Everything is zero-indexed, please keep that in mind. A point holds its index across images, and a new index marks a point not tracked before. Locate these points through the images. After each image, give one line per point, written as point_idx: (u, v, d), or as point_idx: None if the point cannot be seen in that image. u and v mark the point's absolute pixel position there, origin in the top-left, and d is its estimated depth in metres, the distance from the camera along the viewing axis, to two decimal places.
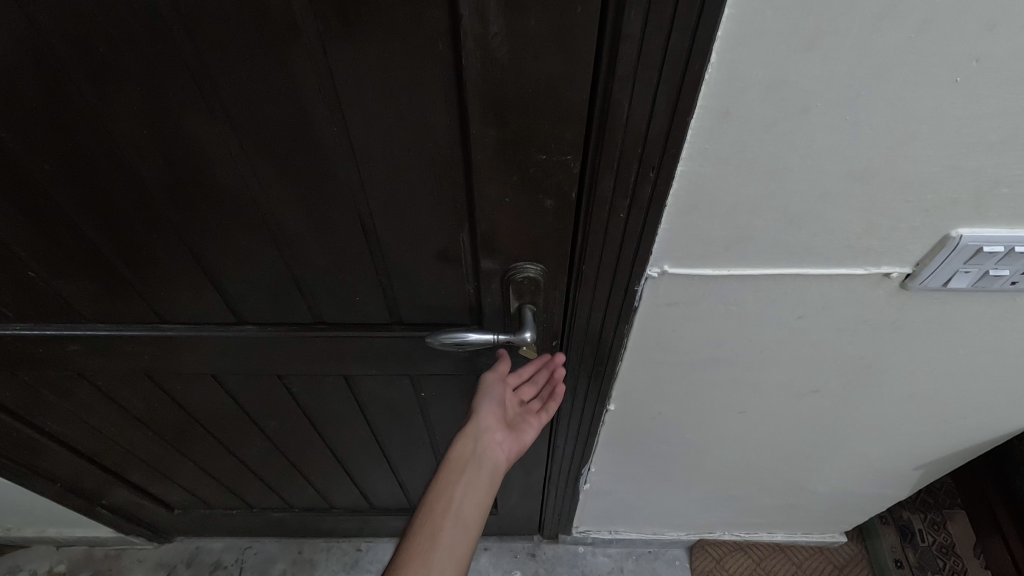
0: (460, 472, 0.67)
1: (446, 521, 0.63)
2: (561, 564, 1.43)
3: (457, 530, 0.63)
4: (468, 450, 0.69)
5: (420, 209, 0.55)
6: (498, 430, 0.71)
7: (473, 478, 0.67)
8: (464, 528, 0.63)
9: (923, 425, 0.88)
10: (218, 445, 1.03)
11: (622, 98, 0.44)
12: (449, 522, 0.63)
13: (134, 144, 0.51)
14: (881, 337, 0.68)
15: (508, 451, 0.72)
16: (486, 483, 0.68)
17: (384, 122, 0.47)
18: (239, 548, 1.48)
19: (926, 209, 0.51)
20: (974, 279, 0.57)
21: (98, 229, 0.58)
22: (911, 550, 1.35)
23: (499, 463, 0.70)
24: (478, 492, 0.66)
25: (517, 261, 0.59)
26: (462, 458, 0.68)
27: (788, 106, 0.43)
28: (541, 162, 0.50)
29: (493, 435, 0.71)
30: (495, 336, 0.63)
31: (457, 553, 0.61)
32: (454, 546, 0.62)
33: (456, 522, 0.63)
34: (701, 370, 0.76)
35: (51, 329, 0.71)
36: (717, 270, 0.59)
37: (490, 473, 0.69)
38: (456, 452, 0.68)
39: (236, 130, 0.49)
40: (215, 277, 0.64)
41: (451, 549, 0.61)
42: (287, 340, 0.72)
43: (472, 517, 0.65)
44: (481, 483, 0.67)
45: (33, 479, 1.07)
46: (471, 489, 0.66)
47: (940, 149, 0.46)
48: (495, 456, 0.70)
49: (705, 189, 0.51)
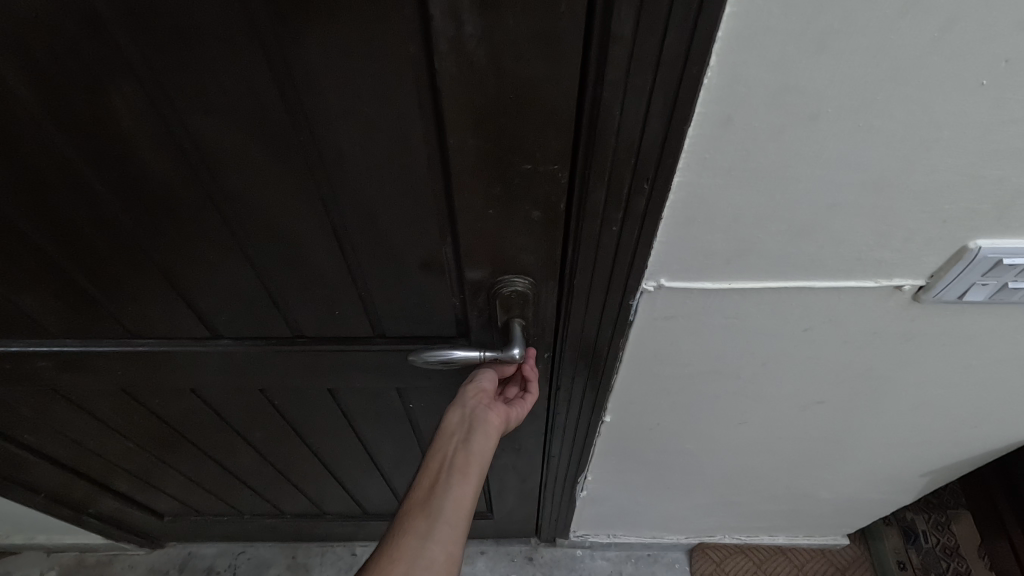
0: (452, 429, 0.61)
1: (439, 475, 0.57)
2: (558, 568, 1.40)
3: (455, 480, 0.56)
4: (458, 410, 0.62)
5: (397, 220, 0.51)
6: (488, 395, 0.64)
7: (467, 433, 0.60)
8: (460, 477, 0.56)
9: (931, 433, 0.84)
10: (202, 455, 1.00)
11: (613, 104, 0.40)
12: (443, 474, 0.57)
13: (87, 155, 0.47)
14: (891, 348, 0.65)
15: (502, 415, 0.63)
16: (483, 442, 0.60)
17: (355, 130, 0.44)
18: (232, 553, 1.46)
19: (944, 220, 0.47)
20: (992, 292, 0.54)
21: (56, 243, 0.55)
22: (914, 552, 1.32)
23: (496, 422, 0.62)
24: (475, 443, 0.59)
25: (504, 274, 0.55)
26: (453, 419, 0.61)
27: (796, 112, 0.40)
28: (527, 172, 0.46)
29: (484, 398, 0.63)
30: (482, 353, 0.60)
31: (458, 504, 0.54)
32: (453, 496, 0.55)
33: (452, 473, 0.57)
34: (701, 381, 0.72)
35: (17, 345, 0.67)
36: (718, 283, 0.56)
37: (488, 429, 0.61)
38: (446, 416, 0.62)
39: (194, 140, 0.46)
40: (185, 292, 0.60)
41: (450, 496, 0.55)
42: (266, 354, 0.69)
43: (471, 467, 0.58)
44: (478, 436, 0.60)
45: (15, 491, 1.05)
46: (465, 443, 0.59)
47: (961, 157, 0.42)
48: (489, 414, 0.62)
49: (705, 201, 0.47)
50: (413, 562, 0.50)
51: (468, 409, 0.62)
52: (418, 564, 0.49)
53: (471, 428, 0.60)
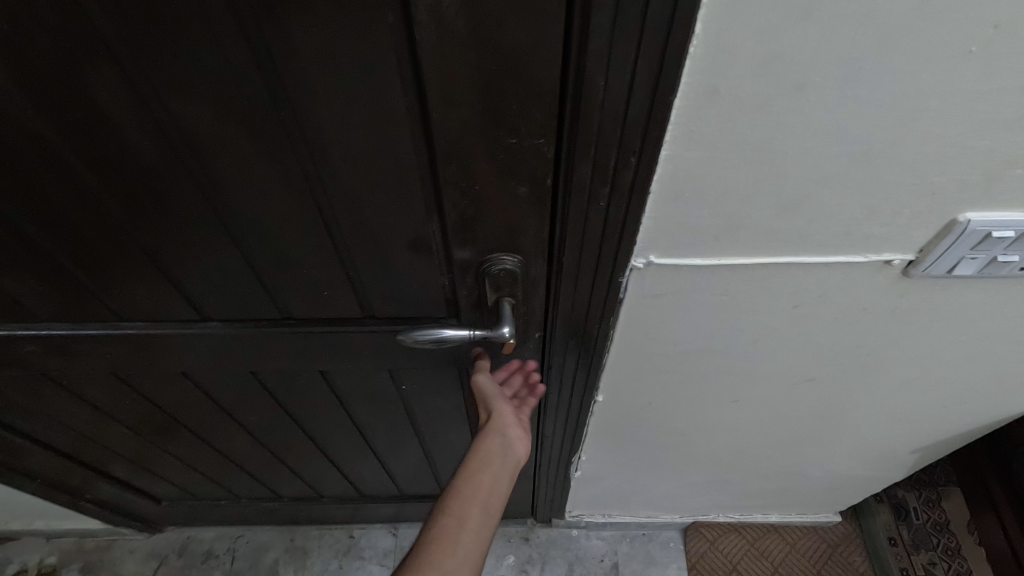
0: (489, 456, 0.63)
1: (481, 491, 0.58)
2: (554, 548, 1.41)
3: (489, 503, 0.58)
4: (495, 441, 0.65)
5: (383, 198, 0.51)
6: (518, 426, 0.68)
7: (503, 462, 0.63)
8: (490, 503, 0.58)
9: (920, 410, 0.85)
10: (197, 439, 1.00)
11: (597, 76, 0.40)
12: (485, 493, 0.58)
13: (63, 133, 0.46)
14: (881, 324, 0.65)
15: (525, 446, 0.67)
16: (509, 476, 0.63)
17: (336, 105, 0.43)
18: (231, 537, 1.47)
19: (932, 192, 0.47)
20: (981, 266, 0.53)
21: (36, 224, 0.54)
22: (904, 528, 1.34)
23: (520, 458, 0.66)
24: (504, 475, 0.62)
25: (492, 252, 0.55)
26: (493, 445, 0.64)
27: (782, 82, 0.39)
28: (512, 147, 0.45)
29: (517, 432, 0.67)
30: (472, 332, 0.60)
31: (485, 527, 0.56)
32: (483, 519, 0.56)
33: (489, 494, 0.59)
34: (692, 360, 0.72)
35: (4, 329, 0.67)
36: (707, 260, 0.56)
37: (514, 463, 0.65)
38: (487, 440, 0.64)
39: (173, 119, 0.45)
40: (171, 274, 0.60)
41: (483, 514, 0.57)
42: (256, 337, 0.69)
43: (502, 493, 0.60)
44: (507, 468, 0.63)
45: (11, 477, 1.05)
46: (501, 472, 0.62)
47: (950, 127, 0.42)
48: (517, 447, 0.66)
49: (692, 175, 0.46)
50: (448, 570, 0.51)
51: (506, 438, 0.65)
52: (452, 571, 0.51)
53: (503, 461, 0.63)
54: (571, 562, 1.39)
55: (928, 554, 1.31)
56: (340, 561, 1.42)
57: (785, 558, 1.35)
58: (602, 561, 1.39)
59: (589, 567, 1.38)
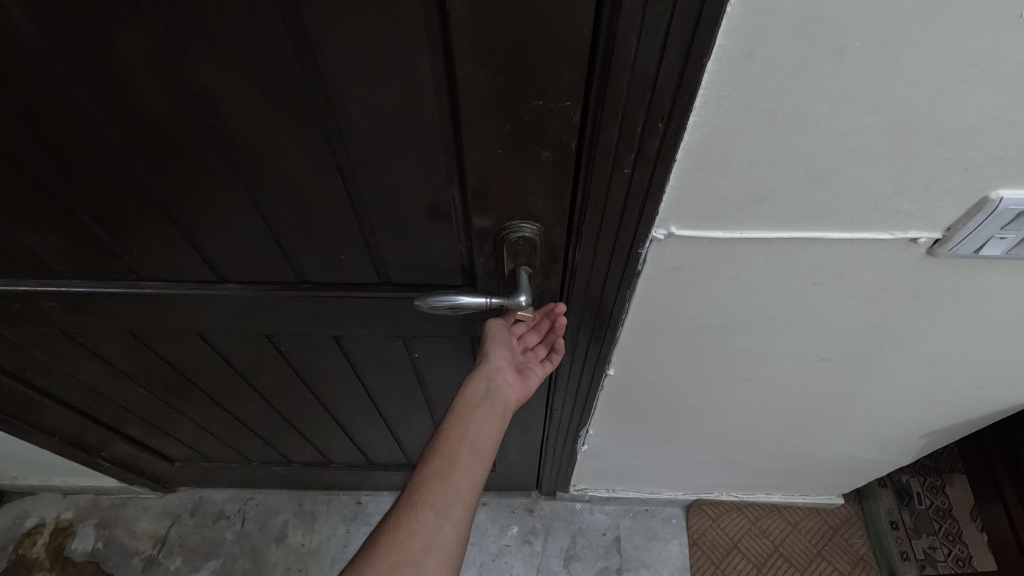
0: (475, 399, 0.60)
1: (461, 448, 0.56)
2: (558, 520, 1.43)
3: (472, 455, 0.56)
4: (482, 382, 0.62)
5: (405, 161, 0.50)
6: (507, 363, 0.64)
7: (487, 409, 0.60)
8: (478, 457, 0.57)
9: (933, 393, 0.85)
10: (211, 400, 1.01)
11: (630, 35, 0.39)
12: (466, 448, 0.56)
13: (85, 84, 0.46)
14: (900, 305, 0.64)
15: (519, 391, 0.64)
16: (497, 419, 0.60)
17: (360, 62, 0.42)
18: (241, 499, 1.50)
19: (966, 167, 0.46)
20: (1009, 246, 0.52)
21: (58, 179, 0.54)
22: (907, 512, 1.36)
23: (511, 402, 0.63)
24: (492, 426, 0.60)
25: (512, 220, 0.55)
26: (478, 389, 0.61)
27: (820, 46, 0.38)
28: (537, 110, 0.45)
29: (506, 369, 0.63)
30: (488, 300, 0.59)
31: (470, 476, 0.55)
32: (467, 471, 0.55)
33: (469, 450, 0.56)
34: (705, 336, 0.72)
35: (25, 285, 0.68)
36: (729, 233, 0.55)
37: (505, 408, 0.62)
38: (469, 388, 0.61)
39: (195, 74, 0.44)
40: (190, 233, 0.60)
41: (468, 474, 0.55)
42: (272, 301, 0.69)
43: (489, 436, 0.59)
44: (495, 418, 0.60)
45: (30, 432, 1.07)
46: (484, 421, 0.59)
47: (991, 99, 0.41)
48: (508, 393, 0.63)
49: (720, 143, 0.46)
50: (430, 542, 0.50)
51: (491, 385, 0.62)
52: (433, 537, 0.50)
53: (491, 401, 0.61)
54: (574, 534, 1.41)
55: (929, 538, 1.33)
56: (347, 526, 1.45)
57: (786, 537, 1.36)
58: (605, 535, 1.40)
59: (591, 539, 1.40)
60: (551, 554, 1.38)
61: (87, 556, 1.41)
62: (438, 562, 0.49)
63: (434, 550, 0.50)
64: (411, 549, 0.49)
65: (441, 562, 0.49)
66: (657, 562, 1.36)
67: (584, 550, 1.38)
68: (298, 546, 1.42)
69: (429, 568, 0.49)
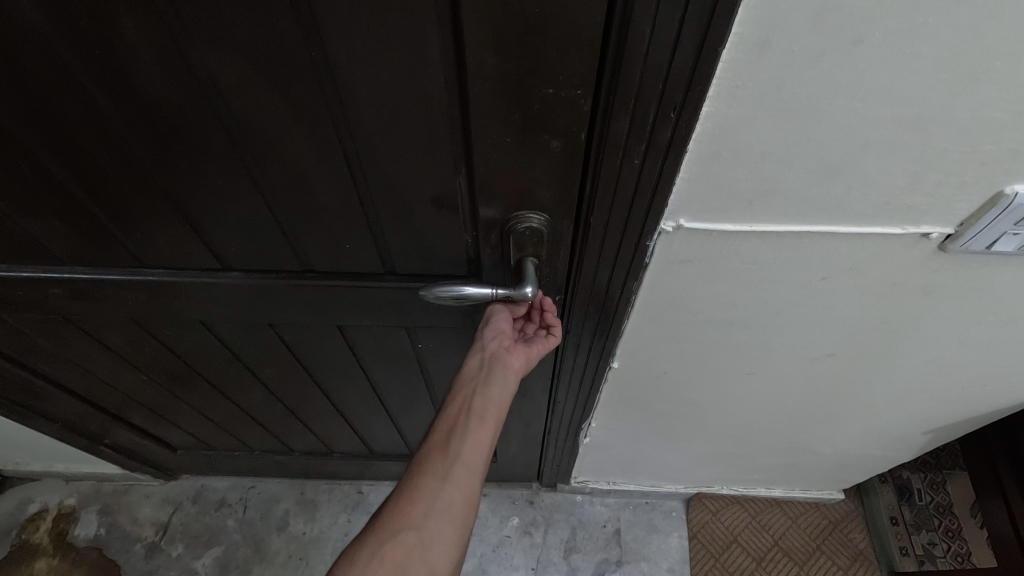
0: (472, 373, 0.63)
1: (457, 419, 0.59)
2: (558, 512, 1.43)
3: (472, 424, 0.59)
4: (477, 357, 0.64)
5: (411, 149, 0.49)
6: (507, 337, 0.65)
7: (486, 377, 0.62)
8: (478, 423, 0.59)
9: (938, 390, 0.84)
10: (213, 389, 1.01)
11: (644, 22, 0.38)
12: (462, 419, 0.59)
13: (88, 66, 0.45)
14: (908, 301, 0.64)
15: (521, 357, 0.64)
16: (499, 384, 0.61)
17: (369, 47, 0.41)
18: (243, 487, 1.50)
19: (981, 162, 0.45)
20: (1022, 242, 0.52)
21: (61, 163, 0.54)
22: (906, 509, 1.37)
23: (514, 366, 0.63)
24: (492, 393, 0.60)
25: (519, 210, 0.54)
26: (472, 365, 0.64)
27: (839, 35, 0.37)
28: (547, 98, 0.44)
29: (502, 342, 0.64)
30: (494, 291, 0.58)
31: (472, 445, 0.57)
32: (469, 439, 0.58)
33: (467, 421, 0.59)
34: (711, 330, 0.72)
35: (28, 271, 0.67)
36: (739, 226, 0.54)
37: (506, 374, 0.62)
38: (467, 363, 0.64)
39: (201, 59, 0.44)
40: (194, 220, 0.59)
41: (468, 443, 0.57)
42: (275, 289, 0.69)
43: (490, 403, 0.60)
44: (495, 386, 0.61)
45: (33, 418, 1.07)
46: (482, 388, 0.61)
47: (1010, 92, 0.40)
48: (507, 359, 0.63)
49: (733, 134, 0.45)
50: (430, 505, 0.53)
51: (485, 357, 0.64)
52: (435, 500, 0.53)
53: (489, 370, 0.62)
54: (574, 526, 1.41)
55: (929, 534, 1.34)
56: (348, 515, 1.46)
57: (786, 532, 1.36)
58: (605, 527, 1.41)
59: (591, 531, 1.40)
60: (551, 546, 1.38)
61: (90, 541, 1.42)
62: (440, 524, 0.52)
63: (436, 514, 0.53)
64: (413, 514, 0.53)
65: (446, 526, 0.52)
66: (657, 554, 1.36)
67: (584, 542, 1.39)
68: (299, 534, 1.43)
69: (431, 529, 0.52)
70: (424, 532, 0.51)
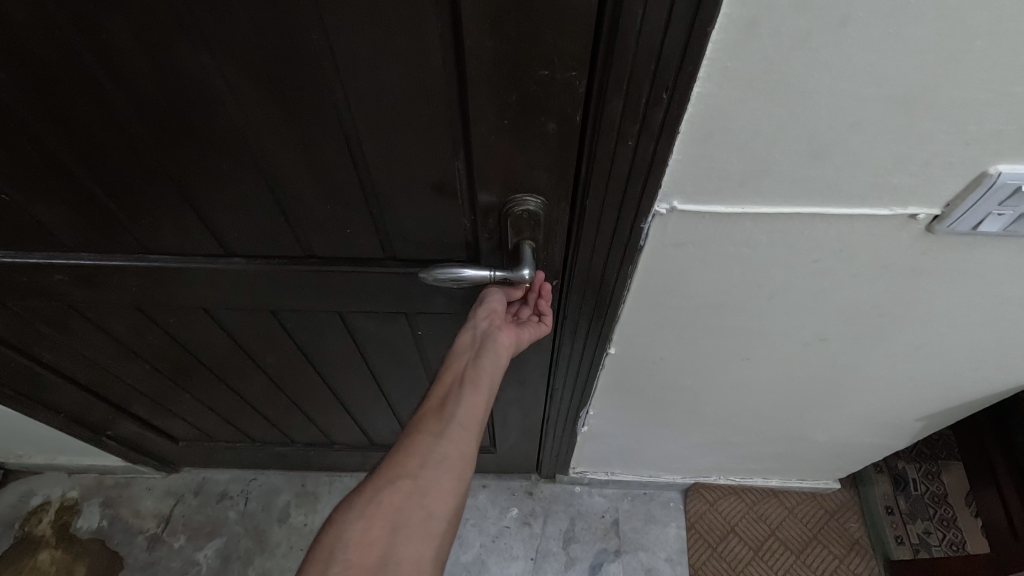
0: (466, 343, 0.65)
1: (452, 385, 0.61)
2: (557, 503, 1.45)
3: (466, 389, 0.60)
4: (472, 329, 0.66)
5: (411, 133, 0.51)
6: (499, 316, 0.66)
7: (481, 347, 0.64)
8: (473, 388, 0.60)
9: (931, 375, 0.86)
10: (215, 379, 1.02)
11: (636, 3, 0.39)
12: (457, 385, 0.61)
13: (96, 51, 0.46)
14: (898, 284, 0.65)
15: (511, 335, 0.65)
16: (493, 354, 0.63)
17: (369, 31, 0.42)
18: (244, 480, 1.51)
19: (965, 142, 0.47)
20: (1007, 223, 0.53)
21: (68, 149, 0.55)
22: (902, 498, 1.38)
23: (507, 340, 0.65)
24: (486, 360, 0.62)
25: (516, 194, 0.55)
26: (467, 339, 0.65)
27: (824, 16, 0.39)
28: (543, 80, 0.45)
29: (496, 318, 0.66)
30: (492, 273, 0.60)
31: (467, 407, 0.59)
32: (464, 402, 0.59)
33: (462, 385, 0.61)
34: (706, 315, 0.73)
35: (35, 258, 0.68)
36: (731, 208, 0.55)
37: (498, 348, 0.63)
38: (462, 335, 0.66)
39: (206, 43, 0.45)
40: (198, 206, 0.61)
41: (462, 405, 0.59)
42: (277, 275, 0.70)
43: (485, 371, 0.62)
44: (489, 354, 0.63)
45: (37, 409, 1.09)
46: (477, 357, 0.63)
47: (991, 71, 0.41)
48: (500, 334, 0.65)
49: (724, 115, 0.46)
50: (426, 459, 0.55)
51: (478, 332, 0.65)
52: (431, 455, 0.55)
53: (484, 342, 0.64)
54: (573, 516, 1.42)
55: (924, 523, 1.35)
56: None
57: (783, 521, 1.38)
58: (603, 517, 1.42)
59: (590, 522, 1.41)
60: (550, 536, 1.40)
61: (93, 533, 1.43)
62: (437, 475, 0.54)
63: (432, 466, 0.54)
64: (410, 465, 0.54)
65: (442, 479, 0.54)
66: (655, 544, 1.38)
67: (583, 532, 1.40)
68: (300, 525, 1.44)
69: (428, 479, 0.53)
70: (421, 482, 0.53)
